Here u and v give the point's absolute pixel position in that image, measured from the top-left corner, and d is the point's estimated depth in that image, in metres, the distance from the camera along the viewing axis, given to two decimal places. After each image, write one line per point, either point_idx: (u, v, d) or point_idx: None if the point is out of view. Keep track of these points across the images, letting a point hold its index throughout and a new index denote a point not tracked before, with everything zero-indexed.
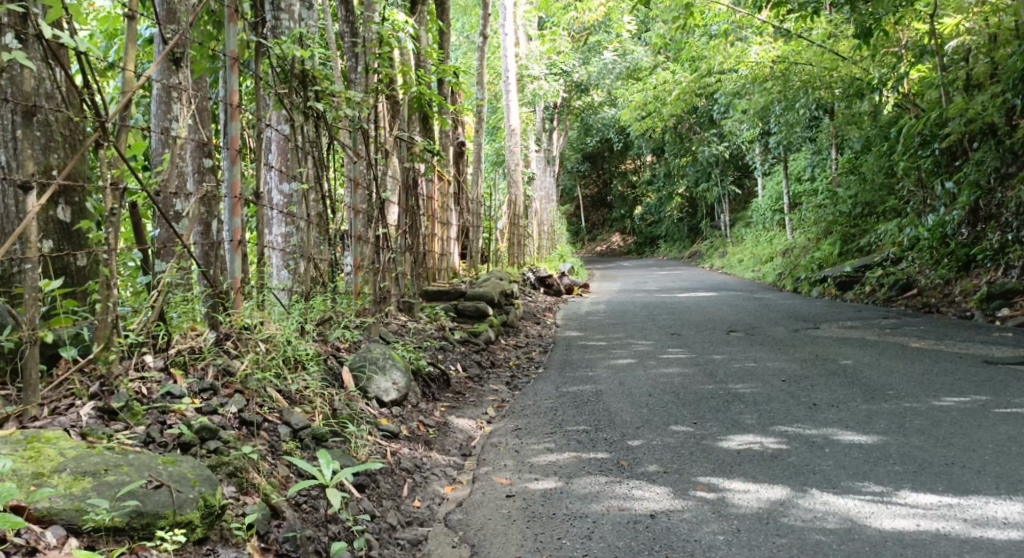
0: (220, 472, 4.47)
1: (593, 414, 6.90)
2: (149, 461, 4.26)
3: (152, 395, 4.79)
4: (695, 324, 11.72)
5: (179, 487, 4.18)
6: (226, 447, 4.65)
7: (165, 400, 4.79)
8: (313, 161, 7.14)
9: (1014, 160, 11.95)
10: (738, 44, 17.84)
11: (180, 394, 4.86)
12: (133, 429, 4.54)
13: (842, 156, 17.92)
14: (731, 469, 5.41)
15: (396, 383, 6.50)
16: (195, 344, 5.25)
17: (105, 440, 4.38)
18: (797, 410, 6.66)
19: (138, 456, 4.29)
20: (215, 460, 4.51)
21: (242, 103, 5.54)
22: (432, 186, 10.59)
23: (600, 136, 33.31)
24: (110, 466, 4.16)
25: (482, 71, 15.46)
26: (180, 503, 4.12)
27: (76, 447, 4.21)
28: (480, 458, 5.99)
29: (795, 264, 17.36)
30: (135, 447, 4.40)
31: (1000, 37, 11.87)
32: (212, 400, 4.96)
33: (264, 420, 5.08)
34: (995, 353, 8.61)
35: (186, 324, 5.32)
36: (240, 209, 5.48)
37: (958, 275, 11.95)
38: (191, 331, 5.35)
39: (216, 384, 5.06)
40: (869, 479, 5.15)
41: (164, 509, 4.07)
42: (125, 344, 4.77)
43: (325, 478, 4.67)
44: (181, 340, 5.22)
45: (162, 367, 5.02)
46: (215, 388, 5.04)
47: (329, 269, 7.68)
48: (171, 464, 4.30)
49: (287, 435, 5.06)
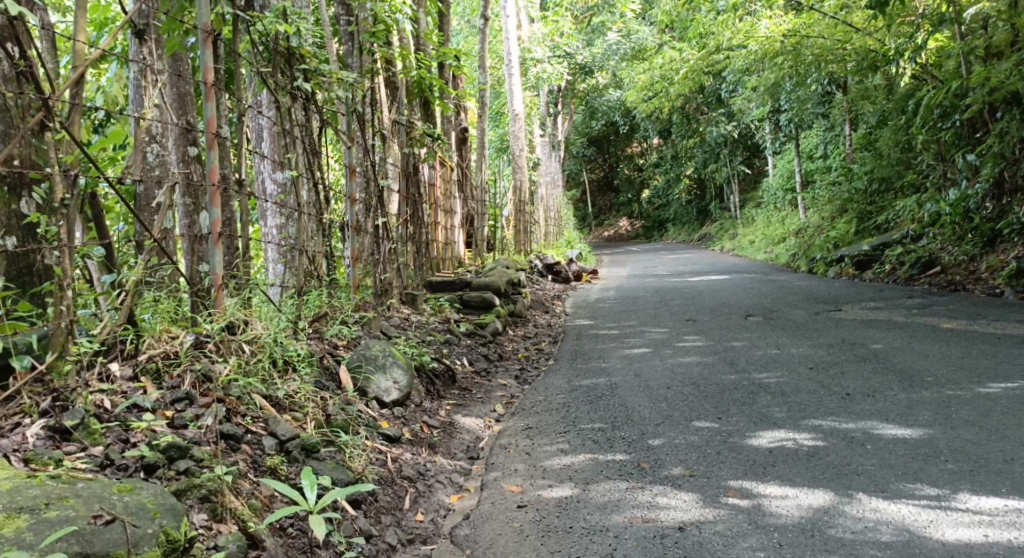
0: (190, 498, 4.06)
1: (608, 410, 6.45)
2: (102, 491, 3.84)
3: (115, 409, 4.42)
4: (711, 308, 11.26)
5: (135, 521, 3.76)
6: (198, 467, 4.24)
7: (128, 414, 4.42)
8: (303, 148, 6.63)
9: None
10: (747, 19, 17.26)
11: (147, 407, 4.49)
12: (89, 452, 4.15)
13: (857, 132, 17.34)
14: (764, 471, 5.02)
15: (398, 382, 6.03)
16: (170, 348, 4.86)
17: (51, 467, 3.98)
18: (828, 402, 6.20)
19: (88, 485, 3.87)
20: (185, 484, 4.10)
21: (219, 81, 5.10)
22: (435, 172, 10.12)
23: (606, 119, 32.73)
24: (53, 499, 3.74)
25: (483, 54, 14.81)
26: (135, 541, 3.70)
27: (13, 478, 3.80)
28: (489, 462, 5.55)
29: (810, 244, 16.83)
30: (88, 473, 4.00)
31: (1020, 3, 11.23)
32: (187, 412, 4.58)
33: (247, 431, 4.67)
34: None
35: (160, 326, 4.92)
36: (219, 198, 5.03)
37: (983, 250, 11.49)
38: (165, 333, 4.95)
39: (192, 393, 4.69)
40: (921, 481, 4.79)
41: (116, 548, 3.66)
42: (82, 353, 4.46)
43: (309, 504, 4.17)
44: (155, 343, 4.84)
45: (130, 377, 4.67)
46: (191, 396, 4.68)
47: (325, 263, 7.19)
48: (129, 492, 3.88)
49: (273, 447, 4.63)
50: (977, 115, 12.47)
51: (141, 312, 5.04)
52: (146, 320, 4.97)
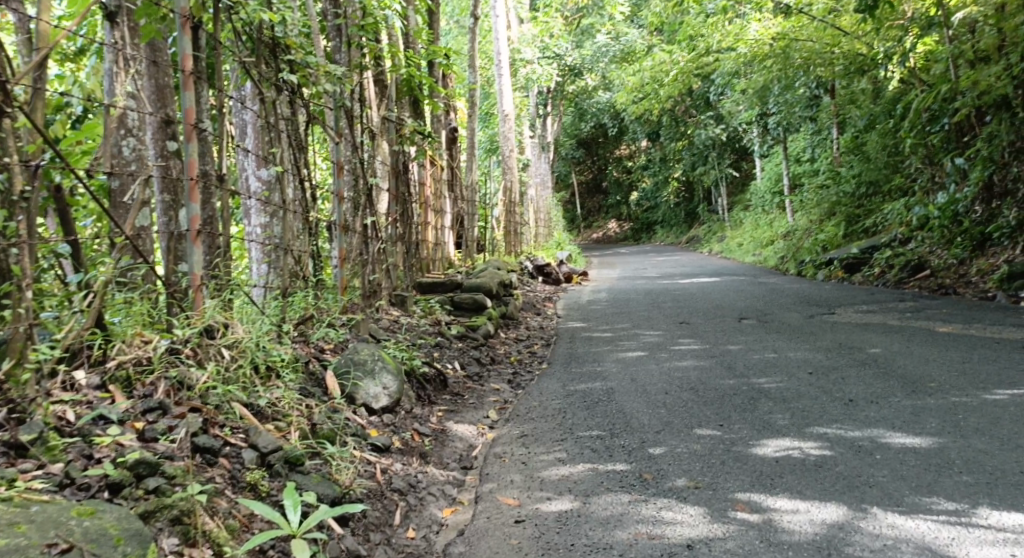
0: (158, 520, 3.85)
1: (606, 416, 6.18)
2: (58, 515, 3.60)
3: (78, 421, 4.17)
4: (704, 311, 11.02)
5: (96, 549, 3.54)
6: (169, 485, 4.01)
7: (92, 426, 4.16)
8: (288, 141, 6.44)
9: None
10: (737, 22, 17.05)
11: (113, 419, 4.23)
12: (47, 470, 3.91)
13: (844, 136, 17.16)
14: (772, 483, 4.76)
15: (387, 388, 5.75)
16: (142, 354, 4.58)
17: (5, 487, 3.72)
18: (832, 408, 5.96)
19: (43, 508, 3.63)
20: (153, 505, 3.88)
21: (197, 69, 4.88)
22: (424, 171, 9.84)
23: (594, 121, 32.47)
24: (4, 525, 3.50)
25: (471, 54, 14.53)
26: None
27: None
28: (483, 473, 5.28)
29: (798, 246, 16.61)
30: (45, 494, 3.77)
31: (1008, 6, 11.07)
32: (159, 424, 4.32)
33: (225, 444, 4.41)
34: None
35: (131, 331, 4.64)
36: (197, 193, 4.77)
37: (972, 254, 11.30)
38: (138, 338, 4.67)
39: (165, 402, 4.42)
40: (937, 494, 4.55)
41: None
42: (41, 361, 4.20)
43: (292, 527, 3.97)
44: (126, 348, 4.56)
45: (97, 385, 4.42)
46: (164, 407, 4.42)
47: (311, 264, 6.92)
48: (89, 516, 3.65)
49: (253, 461, 4.37)
50: (965, 120, 12.31)
51: (111, 315, 4.76)
52: (115, 323, 4.69)
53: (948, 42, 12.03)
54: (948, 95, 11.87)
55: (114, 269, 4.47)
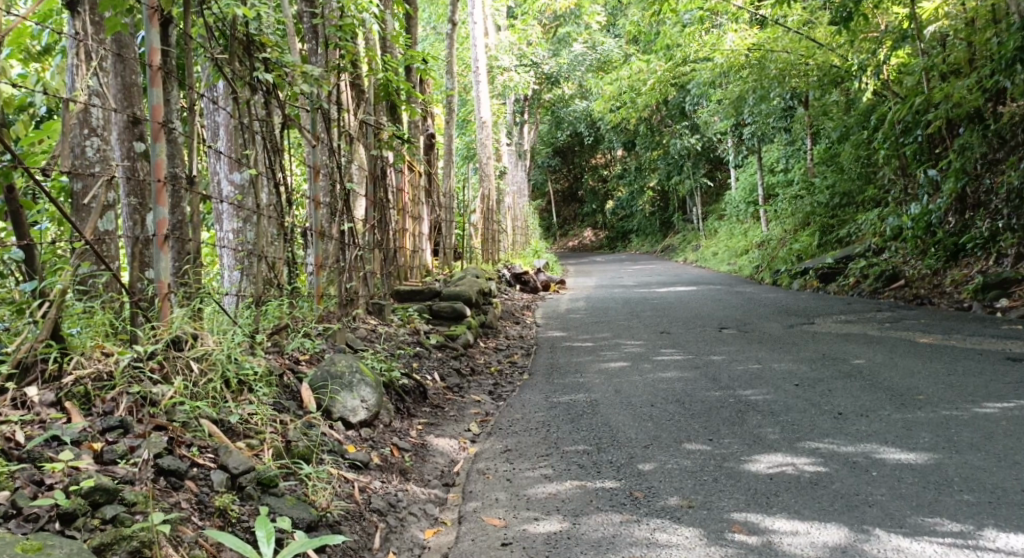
0: (116, 554, 3.61)
1: (592, 430, 5.97)
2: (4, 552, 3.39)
3: (29, 443, 3.92)
4: (685, 320, 10.83)
5: None
6: (128, 514, 3.78)
7: (44, 450, 3.92)
8: (263, 143, 6.23)
9: (1003, 145, 11.11)
10: (714, 31, 16.92)
11: (67, 441, 3.98)
12: None
13: (818, 146, 17.08)
14: (769, 502, 4.56)
15: (366, 401, 5.51)
16: (103, 368, 4.33)
17: None
18: (823, 422, 5.77)
19: None
20: (110, 536, 3.63)
21: (165, 64, 4.62)
22: (402, 177, 9.59)
23: (570, 130, 32.24)
24: None
25: (448, 60, 14.27)
26: None
27: None
28: (466, 490, 5.05)
29: (773, 256, 16.47)
30: None
31: (978, 21, 11.15)
32: (119, 444, 4.07)
33: (193, 465, 4.18)
34: (1014, 348, 7.79)
35: (90, 343, 4.40)
36: (166, 195, 4.51)
37: (946, 265, 11.19)
38: (97, 350, 4.42)
39: (127, 420, 4.17)
40: (939, 514, 4.36)
41: None
42: None
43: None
44: (84, 362, 4.31)
45: (52, 402, 4.16)
46: (125, 425, 4.16)
47: (285, 272, 6.68)
48: (37, 552, 3.43)
49: (223, 483, 4.14)
50: (936, 131, 12.05)
51: (69, 326, 4.51)
52: (73, 333, 4.47)
53: (920, 55, 11.97)
54: (922, 107, 11.65)
55: (73, 278, 4.22)
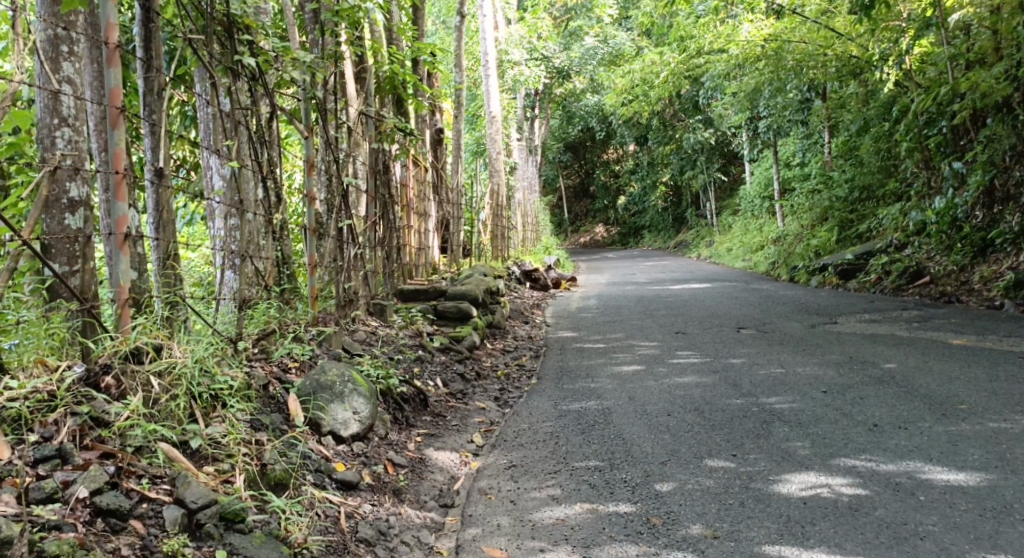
0: None
1: (604, 442, 5.49)
2: None
3: None
4: (700, 319, 10.33)
5: None
6: None
7: None
8: (246, 134, 5.75)
9: None
10: (729, 21, 16.35)
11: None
12: None
13: (836, 140, 16.51)
14: (804, 532, 4.16)
15: (358, 413, 5.04)
16: (47, 387, 3.99)
17: None
18: (856, 435, 5.28)
19: None
20: None
21: (123, 43, 4.23)
22: (406, 172, 9.12)
23: (582, 125, 31.70)
24: None
25: (457, 53, 13.69)
26: None
27: None
28: (466, 514, 4.62)
29: (790, 252, 15.90)
30: None
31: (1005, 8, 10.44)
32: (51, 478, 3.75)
33: (142, 500, 3.86)
34: None
35: (29, 358, 4.06)
36: (124, 189, 4.17)
37: (973, 261, 10.67)
38: (39, 366, 4.08)
39: (65, 449, 3.86)
40: (1002, 549, 3.96)
41: None
42: None
43: None
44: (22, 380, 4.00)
45: None
46: (63, 454, 3.84)
47: (275, 270, 6.19)
48: None
49: (176, 522, 3.84)
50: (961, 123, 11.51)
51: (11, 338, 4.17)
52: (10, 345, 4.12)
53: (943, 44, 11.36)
54: (947, 98, 11.07)
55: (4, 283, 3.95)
